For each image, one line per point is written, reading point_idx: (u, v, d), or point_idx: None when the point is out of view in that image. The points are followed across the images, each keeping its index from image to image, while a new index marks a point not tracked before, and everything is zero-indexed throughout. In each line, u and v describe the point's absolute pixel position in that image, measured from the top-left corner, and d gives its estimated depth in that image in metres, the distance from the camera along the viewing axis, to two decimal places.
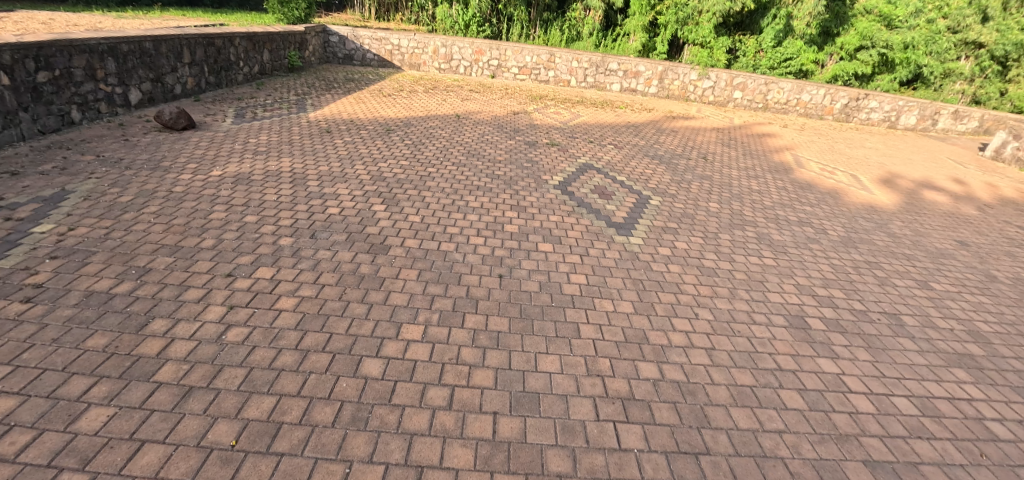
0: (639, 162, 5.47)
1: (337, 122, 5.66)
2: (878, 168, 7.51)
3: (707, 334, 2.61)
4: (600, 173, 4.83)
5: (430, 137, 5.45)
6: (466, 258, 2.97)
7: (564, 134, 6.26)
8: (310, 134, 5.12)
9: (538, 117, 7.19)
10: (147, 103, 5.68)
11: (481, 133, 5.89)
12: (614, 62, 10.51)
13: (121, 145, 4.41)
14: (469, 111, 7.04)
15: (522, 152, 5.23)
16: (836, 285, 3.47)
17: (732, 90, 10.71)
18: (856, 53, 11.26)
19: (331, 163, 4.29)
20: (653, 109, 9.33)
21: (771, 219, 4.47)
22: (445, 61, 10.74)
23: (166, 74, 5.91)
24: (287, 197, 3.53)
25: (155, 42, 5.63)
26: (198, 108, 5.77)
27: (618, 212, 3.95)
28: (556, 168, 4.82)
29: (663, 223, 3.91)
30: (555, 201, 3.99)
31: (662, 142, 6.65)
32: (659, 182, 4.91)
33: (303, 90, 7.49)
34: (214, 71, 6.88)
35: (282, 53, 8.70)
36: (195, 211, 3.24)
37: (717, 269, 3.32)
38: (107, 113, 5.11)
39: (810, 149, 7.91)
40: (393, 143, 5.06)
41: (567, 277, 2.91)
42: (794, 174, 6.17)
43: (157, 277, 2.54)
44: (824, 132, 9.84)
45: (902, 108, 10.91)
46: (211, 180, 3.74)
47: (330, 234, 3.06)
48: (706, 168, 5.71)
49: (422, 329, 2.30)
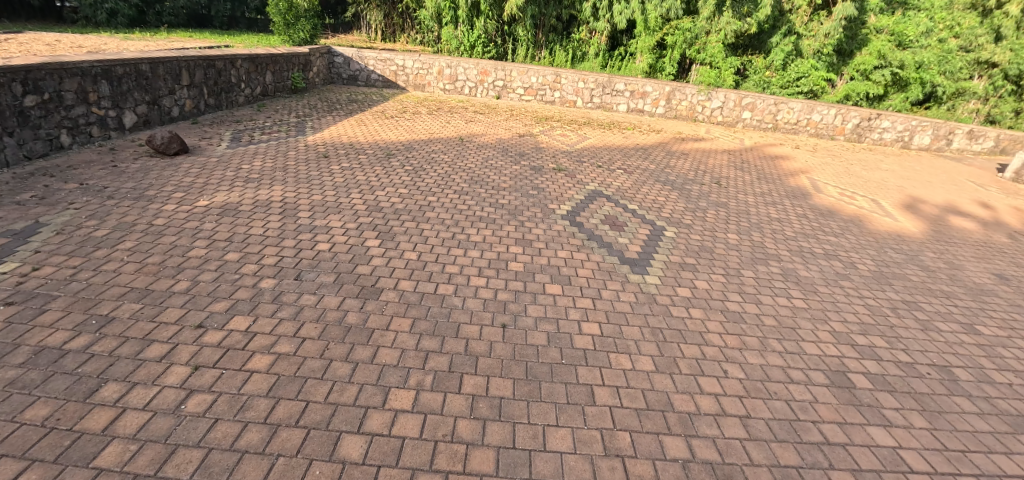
0: (650, 188, 5.20)
1: (336, 146, 5.47)
2: (898, 192, 7.19)
3: (739, 398, 2.28)
4: (610, 201, 4.57)
5: (431, 161, 5.24)
6: (466, 303, 2.67)
7: (571, 158, 6.04)
8: (307, 159, 4.91)
9: (544, 139, 6.99)
10: (142, 126, 5.54)
11: (485, 157, 5.68)
12: (620, 82, 10.39)
13: (108, 172, 4.21)
14: (473, 134, 6.85)
15: (527, 178, 4.98)
16: (876, 333, 3.13)
17: (741, 111, 10.50)
18: (869, 73, 11.09)
19: (325, 192, 4.05)
20: (662, 130, 9.15)
21: (795, 252, 4.15)
22: (450, 82, 10.68)
23: (163, 96, 5.79)
24: (276, 230, 3.29)
25: (152, 64, 5.53)
26: (195, 131, 5.61)
27: (631, 246, 3.67)
28: (563, 195, 4.56)
29: (680, 258, 3.61)
30: (563, 233, 3.71)
31: (673, 166, 6.40)
32: (672, 210, 4.64)
33: (305, 112, 7.37)
34: (214, 93, 6.77)
35: (286, 74, 8.65)
36: (173, 247, 2.98)
37: (743, 314, 3.00)
38: (98, 137, 4.95)
39: (826, 172, 7.63)
40: (392, 169, 4.83)
41: (578, 328, 2.60)
42: (813, 199, 5.87)
43: (119, 329, 2.25)
44: (838, 153, 9.57)
45: (916, 128, 10.65)
46: (196, 211, 3.50)
47: (317, 274, 2.79)
48: (720, 194, 5.43)
49: (413, 396, 1.97)
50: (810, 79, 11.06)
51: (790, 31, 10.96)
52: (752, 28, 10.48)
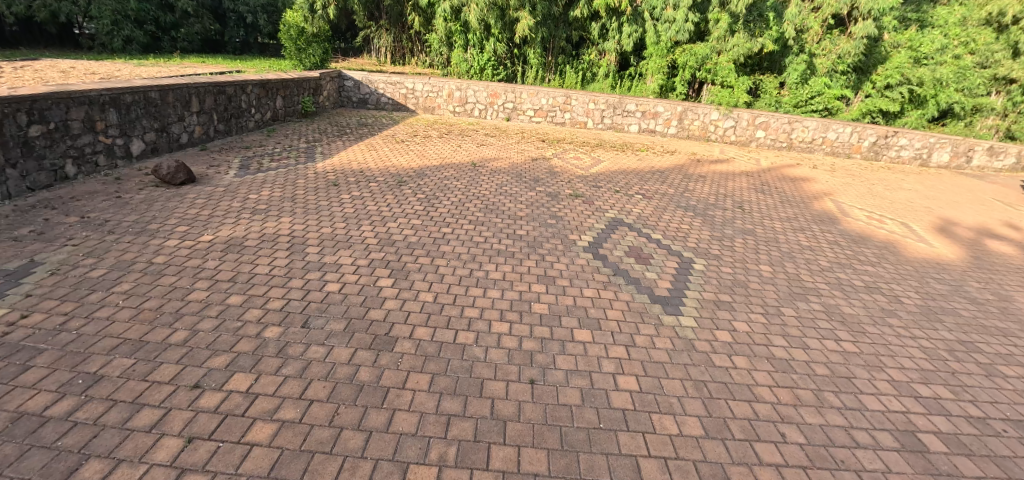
0: (672, 216, 4.98)
1: (346, 173, 5.33)
2: (926, 214, 6.91)
3: (804, 469, 1.88)
4: (633, 230, 4.36)
5: (444, 188, 5.08)
6: (488, 355, 2.41)
7: (587, 183, 5.85)
8: (316, 187, 4.77)
9: (558, 163, 6.83)
10: (150, 153, 5.45)
11: (499, 183, 5.51)
12: (631, 103, 10.30)
13: (111, 204, 4.07)
14: (485, 158, 6.70)
15: (544, 206, 4.80)
16: (937, 382, 2.80)
17: (755, 130, 10.36)
18: (885, 90, 11.05)
19: (335, 224, 3.87)
20: (676, 152, 9.00)
21: (833, 285, 3.88)
22: (460, 104, 10.66)
23: (172, 123, 5.72)
24: (283, 268, 3.10)
25: (161, 91, 5.47)
26: (203, 159, 5.51)
27: (661, 282, 3.43)
28: (584, 225, 4.35)
29: (714, 295, 3.35)
30: (587, 268, 3.49)
31: (691, 189, 6.20)
32: (698, 239, 4.40)
33: (315, 137, 7.28)
34: (224, 119, 6.72)
35: (296, 99, 8.63)
36: (173, 290, 2.78)
37: (791, 362, 2.70)
38: (104, 166, 4.85)
39: (849, 194, 7.39)
40: (404, 197, 4.66)
41: (614, 382, 2.31)
42: (842, 224, 5.62)
43: (107, 390, 2.01)
44: (856, 173, 9.35)
45: (934, 145, 10.42)
46: (199, 248, 3.32)
47: (325, 321, 2.56)
48: (745, 220, 5.20)
49: (436, 474, 1.64)
50: (824, 97, 10.88)
51: (803, 50, 10.88)
52: (764, 46, 10.41)
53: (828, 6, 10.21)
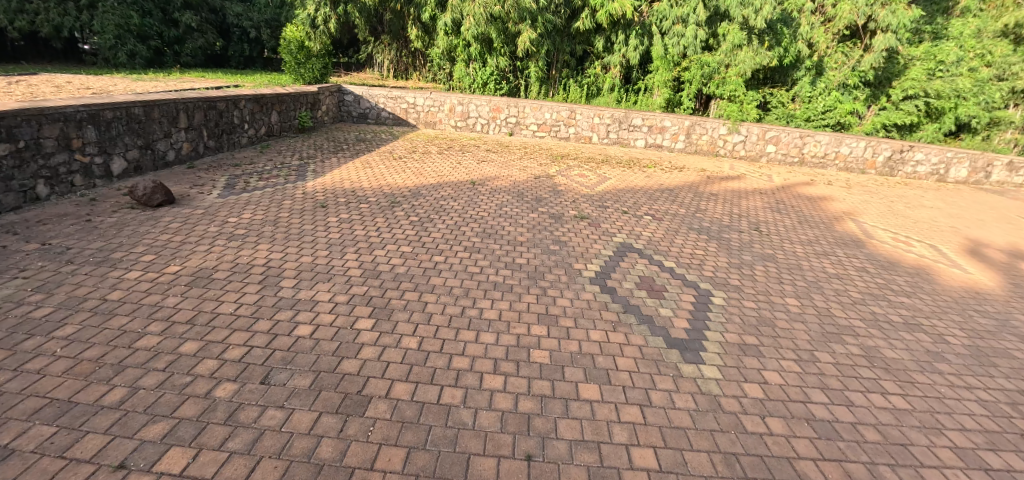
0: (684, 240, 4.62)
1: (337, 193, 5.03)
2: (953, 234, 6.48)
3: None
4: (643, 257, 4.00)
5: (440, 209, 4.76)
6: (478, 421, 1.98)
7: (593, 203, 5.50)
8: (302, 209, 4.46)
9: (562, 180, 6.51)
10: (132, 171, 5.19)
11: (500, 203, 5.18)
12: (638, 117, 10.04)
13: (79, 228, 3.78)
14: (485, 176, 6.39)
15: (547, 229, 4.45)
16: (1009, 448, 2.25)
17: (765, 144, 10.05)
18: (900, 103, 10.71)
19: (316, 252, 3.54)
20: (684, 168, 8.69)
21: (869, 323, 3.46)
22: (462, 119, 10.45)
23: (157, 140, 5.47)
24: (251, 306, 2.76)
25: (146, 107, 5.24)
26: (188, 177, 5.24)
27: (677, 321, 3.05)
28: (589, 251, 3.99)
29: (738, 337, 2.96)
30: (594, 305, 3.11)
31: (703, 210, 5.85)
32: (714, 267, 4.02)
33: (309, 154, 7.02)
34: (215, 136, 6.48)
35: (292, 114, 8.43)
36: (121, 335, 2.44)
37: (832, 426, 2.25)
38: (81, 186, 4.58)
39: (868, 214, 7.02)
40: (395, 220, 4.33)
41: (628, 458, 1.84)
42: (868, 248, 5.23)
43: (14, 470, 1.55)
44: (873, 190, 9.01)
45: (952, 160, 10.05)
46: (161, 282, 2.99)
47: (289, 376, 2.19)
48: (763, 244, 4.83)
49: None
50: (837, 111, 10.64)
51: (814, 65, 10.60)
52: (773, 60, 10.14)
53: (842, 18, 10.01)
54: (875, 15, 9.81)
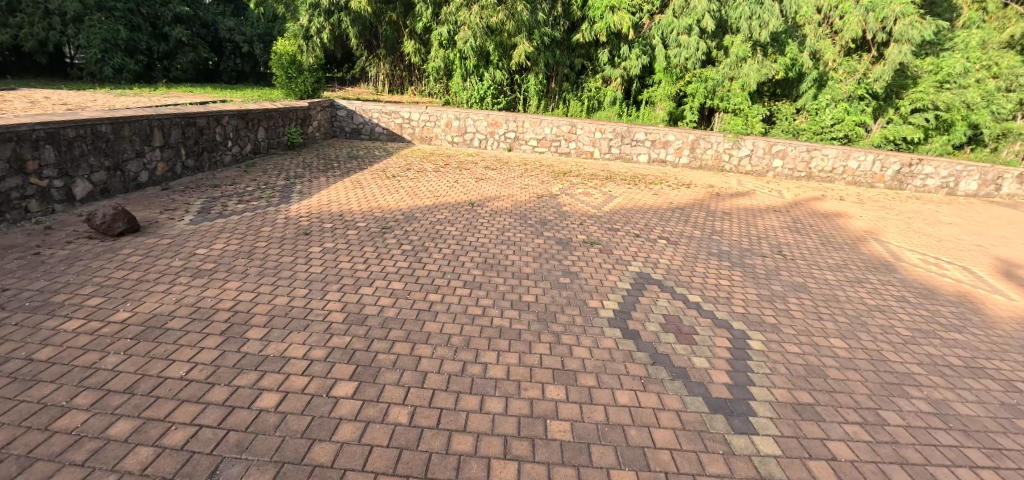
0: (705, 267, 4.20)
1: (323, 217, 4.59)
2: (981, 253, 6.10)
3: None
4: (665, 290, 3.56)
5: (436, 235, 4.34)
6: None
7: (601, 225, 5.09)
8: (282, 237, 4.01)
9: (567, 200, 6.12)
10: (98, 195, 4.70)
11: (501, 227, 4.76)
12: (640, 131, 9.72)
13: (22, 263, 3.28)
14: (484, 196, 5.99)
15: (554, 257, 4.02)
16: None
17: (771, 159, 9.76)
18: (908, 116, 10.52)
19: (292, 291, 3.07)
20: (692, 184, 8.35)
21: (928, 371, 3.01)
22: (459, 134, 10.10)
23: (128, 160, 5.01)
24: (208, 367, 2.27)
25: (115, 124, 4.79)
26: (159, 201, 4.78)
27: (715, 373, 2.59)
28: (604, 285, 3.54)
29: (789, 394, 2.50)
30: (616, 356, 2.64)
31: (719, 231, 5.45)
32: (744, 301, 3.58)
33: (297, 172, 6.59)
34: (194, 154, 6.05)
35: (281, 130, 8.04)
36: (38, 411, 1.89)
37: None
38: (36, 212, 4.06)
39: (889, 233, 6.67)
40: (386, 250, 3.88)
41: None
42: (900, 273, 4.86)
43: None
44: (886, 205, 8.71)
45: (961, 173, 9.81)
46: (104, 336, 2.49)
47: (243, 470, 1.62)
48: (791, 270, 4.42)
49: None
50: (844, 124, 10.41)
51: (819, 77, 10.40)
52: (780, 71, 9.93)
53: (850, 29, 9.82)
54: (890, 27, 9.58)
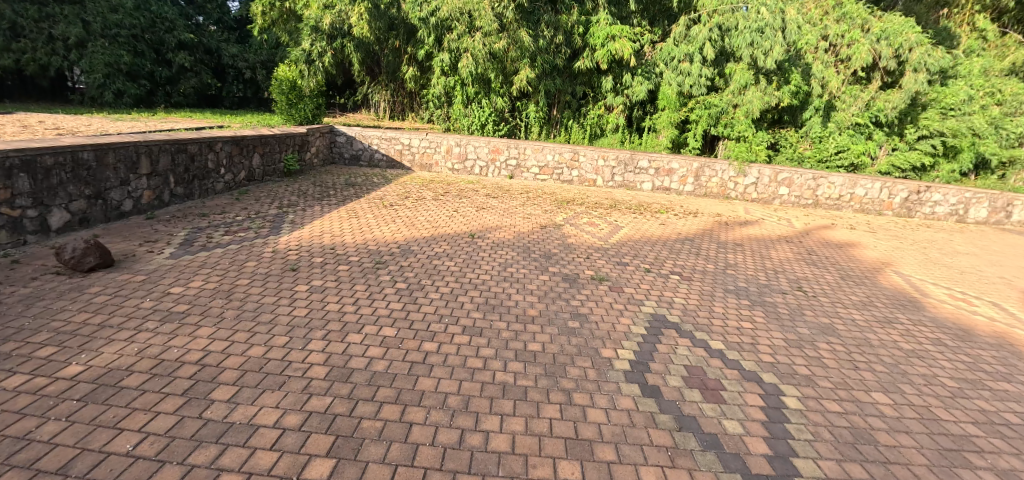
0: (724, 307, 3.89)
1: (313, 250, 4.31)
2: (1007, 286, 5.81)
3: None
4: (684, 336, 3.24)
5: (434, 271, 4.05)
6: None
7: (609, 259, 4.82)
8: (267, 274, 3.70)
9: (572, 231, 5.88)
10: (76, 224, 4.43)
11: (503, 261, 4.49)
12: (644, 159, 9.61)
13: None
14: (485, 226, 5.74)
15: (561, 297, 3.72)
16: None
17: (777, 187, 9.62)
18: (914, 143, 10.54)
19: (270, 339, 2.74)
20: (698, 213, 8.14)
21: (993, 431, 2.61)
22: (460, 161, 9.98)
23: (111, 189, 4.77)
24: (162, 438, 1.89)
25: (98, 151, 4.58)
26: (140, 232, 4.52)
27: (751, 441, 2.17)
28: (616, 330, 3.23)
29: (840, 468, 2.04)
30: (637, 420, 2.26)
31: (732, 265, 5.18)
32: (770, 348, 3.24)
33: (291, 200, 6.38)
34: (184, 182, 5.84)
35: (277, 157, 7.89)
36: None
37: None
38: (7, 243, 3.74)
39: (907, 264, 6.41)
40: (379, 289, 3.58)
41: None
42: (929, 311, 4.55)
43: None
44: (899, 233, 8.48)
45: (971, 200, 9.65)
46: (47, 398, 2.10)
47: None
48: (815, 310, 4.11)
49: None
50: (849, 152, 10.41)
51: (822, 105, 10.42)
52: (783, 99, 9.94)
53: (859, 58, 9.80)
54: (904, 55, 9.69)
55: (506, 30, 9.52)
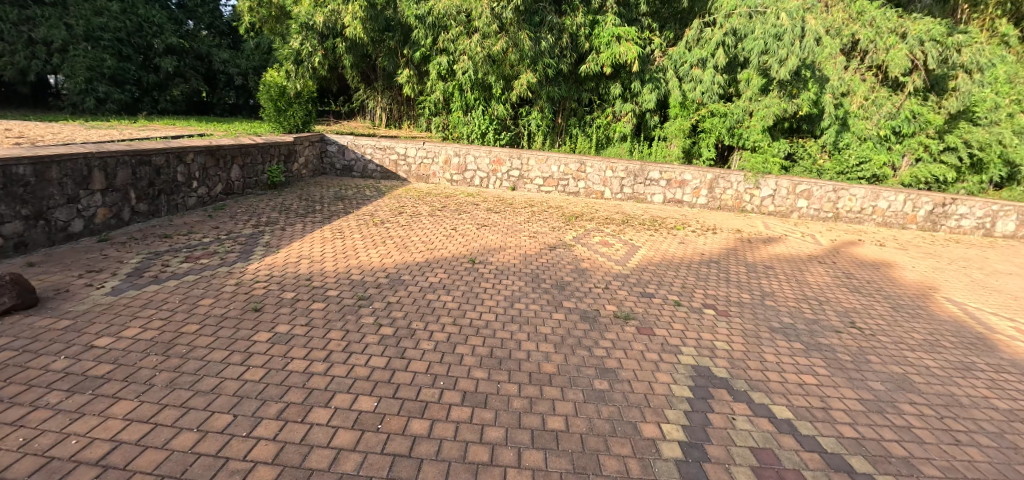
0: (776, 355, 3.24)
1: (285, 283, 3.66)
2: None
3: None
4: (740, 402, 2.58)
5: (428, 309, 3.40)
6: None
7: (631, 289, 4.18)
8: (223, 318, 3.03)
9: (584, 252, 5.26)
10: (10, 250, 3.73)
11: (509, 294, 3.84)
12: (655, 170, 9.01)
13: None
14: (486, 247, 5.11)
15: (581, 345, 3.06)
16: None
17: (796, 199, 9.02)
18: (937, 154, 10.03)
19: (211, 420, 2.03)
20: (716, 228, 7.55)
21: None
22: (459, 172, 9.38)
23: (55, 208, 4.11)
24: None
25: (37, 165, 3.92)
26: (85, 259, 3.86)
27: None
28: (655, 394, 2.56)
29: None
30: None
31: (770, 294, 4.54)
32: (848, 416, 2.59)
33: (270, 217, 5.73)
34: (148, 197, 5.22)
35: (260, 168, 7.29)
36: None
37: None
38: None
39: (952, 287, 5.82)
40: (359, 337, 2.92)
41: None
42: (1005, 350, 3.91)
43: None
44: (931, 250, 7.86)
45: (998, 213, 9.09)
46: None
47: None
48: (880, 355, 3.48)
49: None
50: (870, 163, 9.93)
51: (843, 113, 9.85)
52: (801, 107, 9.44)
53: (895, 63, 9.20)
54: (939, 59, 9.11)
55: (505, 31, 8.98)
